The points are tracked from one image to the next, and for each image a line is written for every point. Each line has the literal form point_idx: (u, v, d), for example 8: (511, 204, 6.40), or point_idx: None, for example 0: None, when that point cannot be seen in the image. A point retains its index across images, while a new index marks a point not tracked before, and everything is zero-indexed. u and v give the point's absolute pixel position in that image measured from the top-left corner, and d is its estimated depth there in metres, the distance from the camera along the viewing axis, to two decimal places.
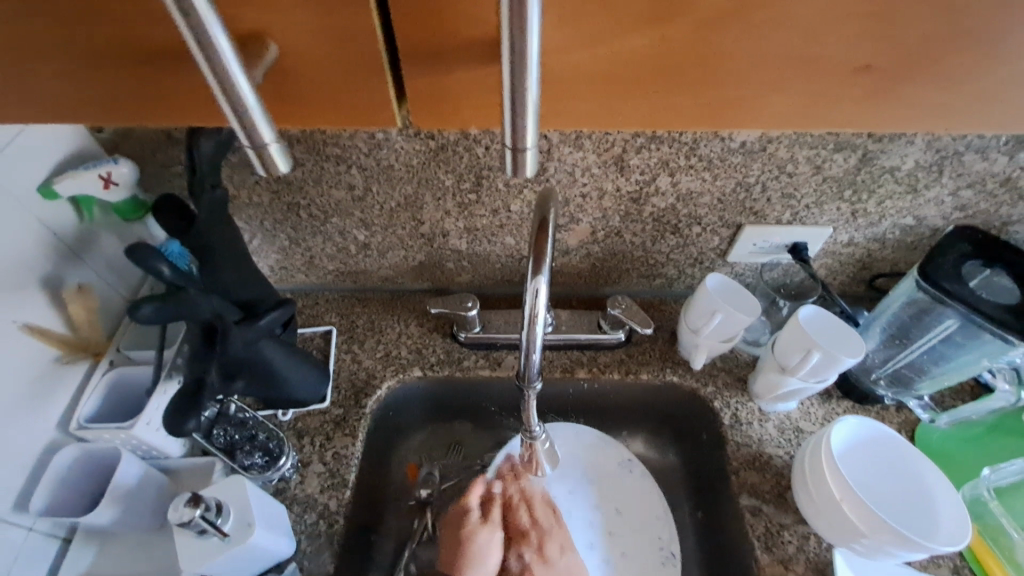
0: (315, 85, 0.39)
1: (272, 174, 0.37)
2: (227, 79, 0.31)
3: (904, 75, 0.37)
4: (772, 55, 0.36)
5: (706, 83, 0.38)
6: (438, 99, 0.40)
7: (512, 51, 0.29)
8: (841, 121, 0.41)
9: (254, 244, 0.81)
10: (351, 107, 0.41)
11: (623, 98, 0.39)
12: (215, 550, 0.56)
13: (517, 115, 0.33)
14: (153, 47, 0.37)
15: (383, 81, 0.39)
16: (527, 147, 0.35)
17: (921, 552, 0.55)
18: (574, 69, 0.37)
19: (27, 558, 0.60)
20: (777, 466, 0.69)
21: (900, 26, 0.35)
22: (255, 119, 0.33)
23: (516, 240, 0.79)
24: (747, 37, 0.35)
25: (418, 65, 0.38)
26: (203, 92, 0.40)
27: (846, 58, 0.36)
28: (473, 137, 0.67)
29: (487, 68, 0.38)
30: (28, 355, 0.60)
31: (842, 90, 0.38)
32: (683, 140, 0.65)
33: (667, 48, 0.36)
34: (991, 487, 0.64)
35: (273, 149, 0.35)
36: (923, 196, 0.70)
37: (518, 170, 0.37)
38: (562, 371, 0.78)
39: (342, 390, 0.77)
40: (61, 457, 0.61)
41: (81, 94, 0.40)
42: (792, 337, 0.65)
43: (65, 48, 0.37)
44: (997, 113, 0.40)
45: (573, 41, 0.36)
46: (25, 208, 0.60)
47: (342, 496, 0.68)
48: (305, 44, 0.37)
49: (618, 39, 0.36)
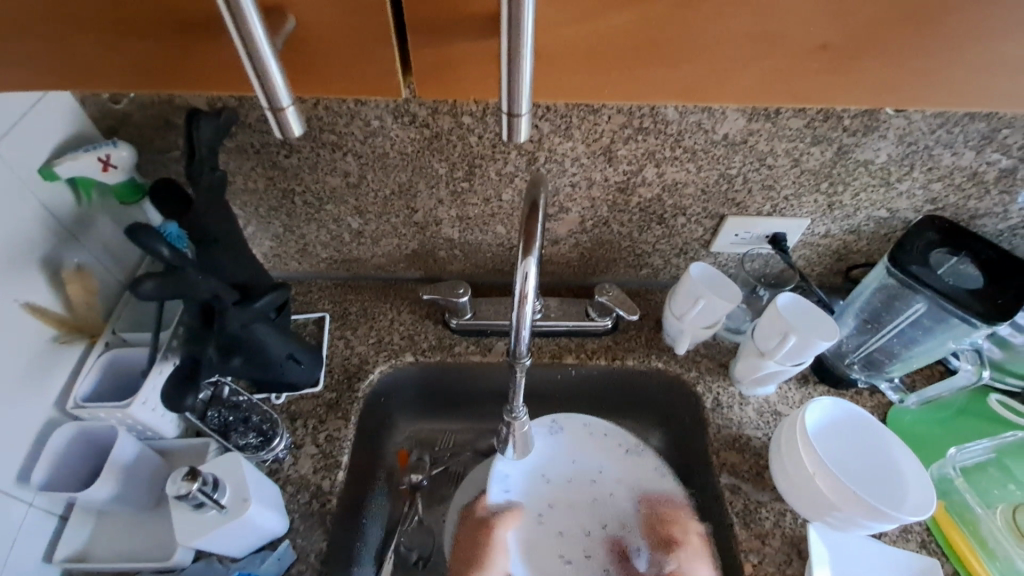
0: (328, 55, 0.41)
1: (286, 136, 0.39)
2: (251, 40, 0.33)
3: (860, 52, 0.40)
4: (743, 32, 0.39)
5: (682, 56, 0.40)
6: (436, 73, 0.42)
7: (509, 18, 0.32)
8: (811, 97, 0.44)
9: (248, 231, 0.82)
10: (361, 78, 0.43)
11: (606, 73, 0.42)
12: (211, 524, 0.57)
13: (513, 81, 0.35)
14: (181, 14, 0.39)
15: (388, 52, 0.41)
16: (523, 113, 0.37)
17: (889, 523, 0.58)
18: (562, 44, 0.40)
19: (28, 533, 0.60)
20: (756, 447, 0.72)
21: (856, 8, 0.38)
22: (274, 83, 0.35)
23: (507, 229, 0.82)
24: (722, 14, 0.38)
25: (417, 36, 0.40)
26: (223, 59, 0.42)
27: (805, 35, 0.39)
28: (466, 126, 0.69)
29: (482, 40, 0.40)
30: (29, 334, 0.61)
31: (801, 63, 0.41)
32: (668, 132, 0.68)
33: (650, 26, 0.39)
34: (957, 466, 0.68)
35: (289, 111, 0.37)
36: (896, 188, 0.74)
37: (513, 135, 0.39)
38: (551, 357, 0.81)
39: (335, 374, 0.79)
40: (60, 433, 0.61)
41: (101, 57, 0.42)
42: (770, 323, 0.68)
43: (91, 13, 0.40)
44: (954, 93, 0.43)
45: (563, 17, 0.38)
46: (26, 189, 0.61)
47: (335, 477, 0.70)
48: (319, 17, 0.39)
49: (602, 16, 0.38)
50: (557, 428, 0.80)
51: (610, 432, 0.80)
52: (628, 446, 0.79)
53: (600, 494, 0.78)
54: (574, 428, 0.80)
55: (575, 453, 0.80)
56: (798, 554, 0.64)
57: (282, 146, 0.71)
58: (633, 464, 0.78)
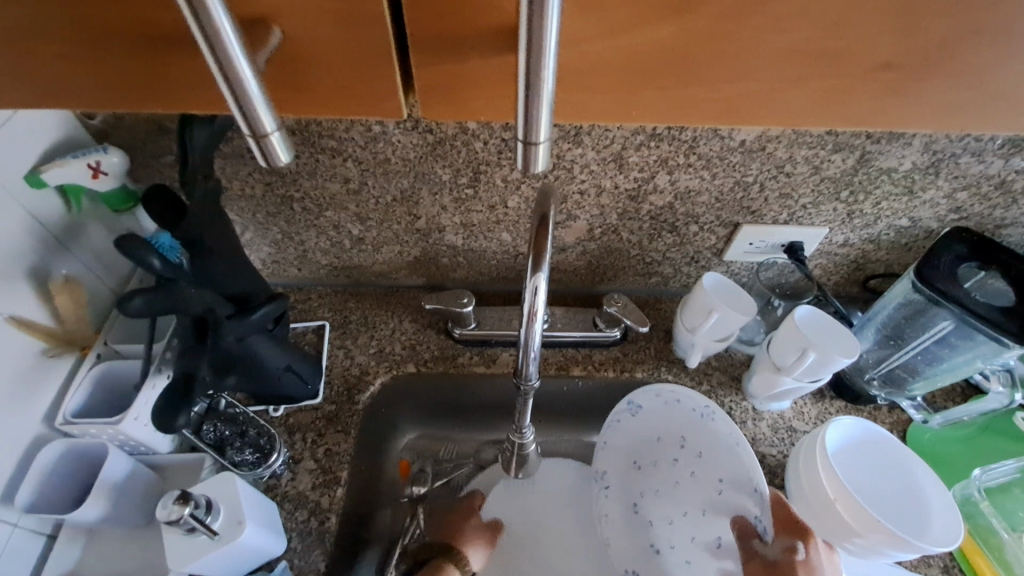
0: (325, 67, 0.38)
1: (273, 166, 0.36)
2: (228, 62, 0.30)
3: (923, 71, 0.38)
4: (793, 48, 0.36)
5: (722, 75, 0.38)
6: (442, 89, 0.39)
7: (529, 39, 0.29)
8: (855, 118, 0.41)
9: (245, 237, 0.79)
10: (362, 94, 0.40)
11: (635, 90, 0.39)
12: (204, 549, 0.55)
13: (531, 105, 0.32)
14: (158, 27, 0.36)
15: (389, 67, 0.38)
16: (541, 140, 0.34)
17: (914, 552, 0.55)
18: (589, 59, 0.37)
19: (13, 554, 0.59)
20: (770, 465, 0.69)
21: (930, 23, 0.35)
22: (256, 107, 0.32)
23: (512, 237, 0.79)
24: (769, 27, 0.35)
25: (426, 52, 0.37)
26: (205, 73, 0.39)
27: (866, 51, 0.36)
28: (471, 132, 0.66)
29: (495, 56, 0.37)
30: (15, 349, 0.59)
31: (861, 84, 0.39)
32: (683, 138, 0.65)
33: (680, 39, 0.36)
34: (981, 487, 0.65)
35: (274, 137, 0.34)
36: (919, 197, 0.71)
37: (530, 165, 0.36)
38: (557, 369, 0.78)
39: (335, 386, 0.76)
40: (47, 451, 0.59)
41: (77, 79, 0.40)
42: (788, 337, 0.65)
43: (63, 34, 0.37)
44: (997, 109, 0.40)
45: (588, 31, 0.36)
46: (11, 197, 0.58)
47: (334, 494, 0.67)
48: (309, 33, 0.36)
49: (636, 29, 0.35)
50: (636, 410, 0.71)
51: (684, 397, 0.69)
52: (697, 408, 0.69)
53: (682, 471, 0.68)
54: (653, 406, 0.70)
55: (658, 431, 0.70)
56: None
57: None
58: (707, 429, 0.68)
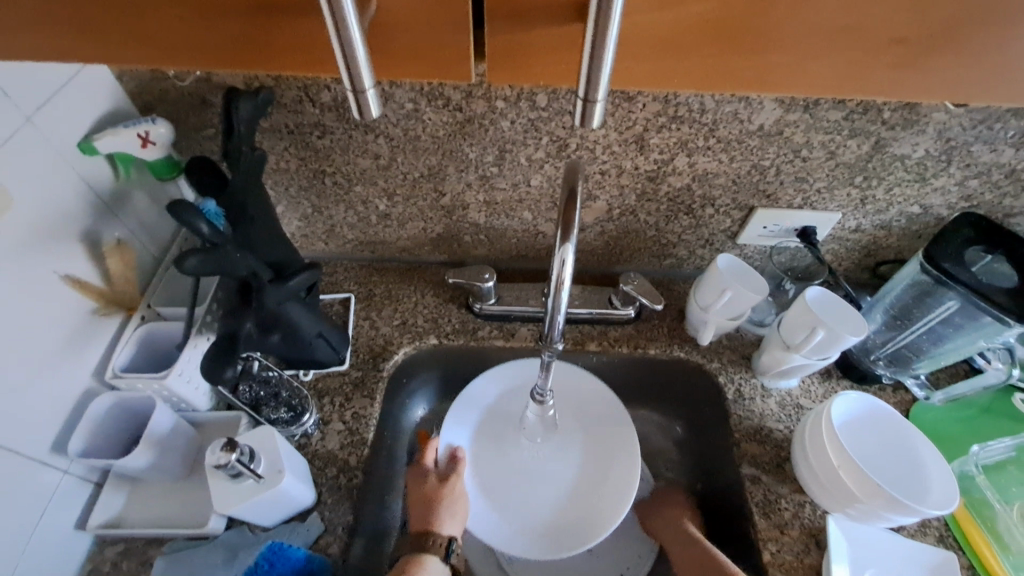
0: (400, 36, 0.42)
1: (364, 117, 0.40)
2: (341, 19, 0.33)
3: (938, 48, 0.40)
4: (819, 25, 0.39)
5: (756, 48, 0.41)
6: (506, 58, 0.43)
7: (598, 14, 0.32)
8: (874, 89, 0.44)
9: (278, 210, 0.83)
10: (434, 63, 0.44)
11: (672, 61, 0.42)
12: (247, 493, 0.59)
13: (593, 65, 0.35)
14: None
15: (464, 34, 0.42)
16: (598, 99, 0.37)
17: (913, 516, 0.58)
18: (633, 31, 0.40)
19: (62, 500, 0.62)
20: (777, 438, 0.72)
21: (941, 2, 0.38)
22: (360, 69, 0.36)
23: (534, 216, 0.82)
24: (796, 5, 0.38)
25: (494, 21, 0.40)
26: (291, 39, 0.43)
27: (886, 26, 0.39)
28: (499, 111, 0.69)
29: (553, 27, 0.40)
30: (69, 304, 0.63)
31: (878, 59, 0.41)
32: (703, 121, 0.67)
33: (716, 14, 0.39)
34: (978, 463, 0.68)
35: (369, 94, 0.38)
36: (931, 184, 0.73)
37: (586, 121, 0.39)
38: (573, 344, 0.82)
39: (361, 354, 0.80)
40: (98, 403, 0.63)
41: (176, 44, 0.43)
42: (797, 316, 0.68)
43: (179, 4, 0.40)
44: (1008, 87, 0.43)
45: (635, 4, 0.39)
46: (67, 162, 0.62)
47: (362, 453, 0.71)
48: (399, 3, 0.40)
49: (678, 4, 0.39)
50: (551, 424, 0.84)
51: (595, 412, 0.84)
52: None
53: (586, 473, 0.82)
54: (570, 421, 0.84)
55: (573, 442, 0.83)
56: (817, 545, 0.65)
57: (315, 126, 0.72)
58: None
